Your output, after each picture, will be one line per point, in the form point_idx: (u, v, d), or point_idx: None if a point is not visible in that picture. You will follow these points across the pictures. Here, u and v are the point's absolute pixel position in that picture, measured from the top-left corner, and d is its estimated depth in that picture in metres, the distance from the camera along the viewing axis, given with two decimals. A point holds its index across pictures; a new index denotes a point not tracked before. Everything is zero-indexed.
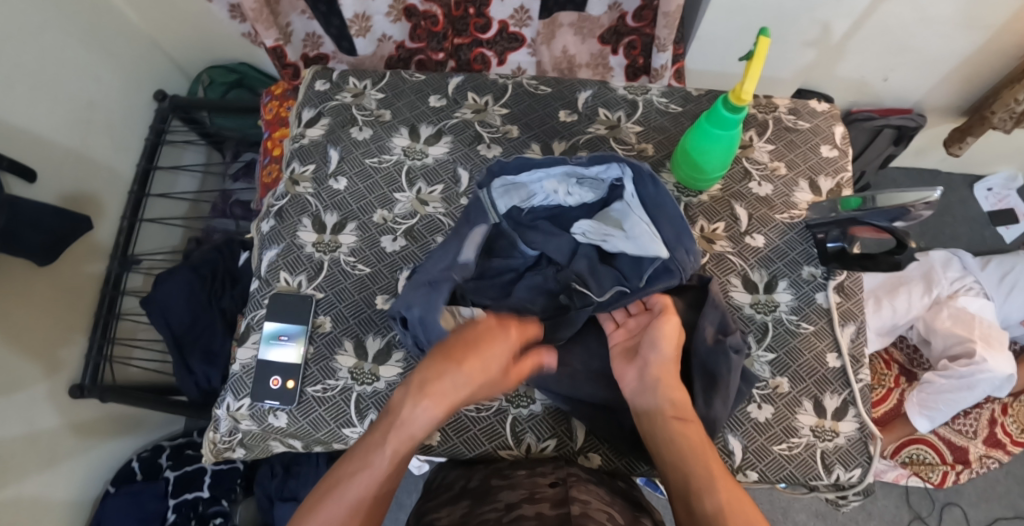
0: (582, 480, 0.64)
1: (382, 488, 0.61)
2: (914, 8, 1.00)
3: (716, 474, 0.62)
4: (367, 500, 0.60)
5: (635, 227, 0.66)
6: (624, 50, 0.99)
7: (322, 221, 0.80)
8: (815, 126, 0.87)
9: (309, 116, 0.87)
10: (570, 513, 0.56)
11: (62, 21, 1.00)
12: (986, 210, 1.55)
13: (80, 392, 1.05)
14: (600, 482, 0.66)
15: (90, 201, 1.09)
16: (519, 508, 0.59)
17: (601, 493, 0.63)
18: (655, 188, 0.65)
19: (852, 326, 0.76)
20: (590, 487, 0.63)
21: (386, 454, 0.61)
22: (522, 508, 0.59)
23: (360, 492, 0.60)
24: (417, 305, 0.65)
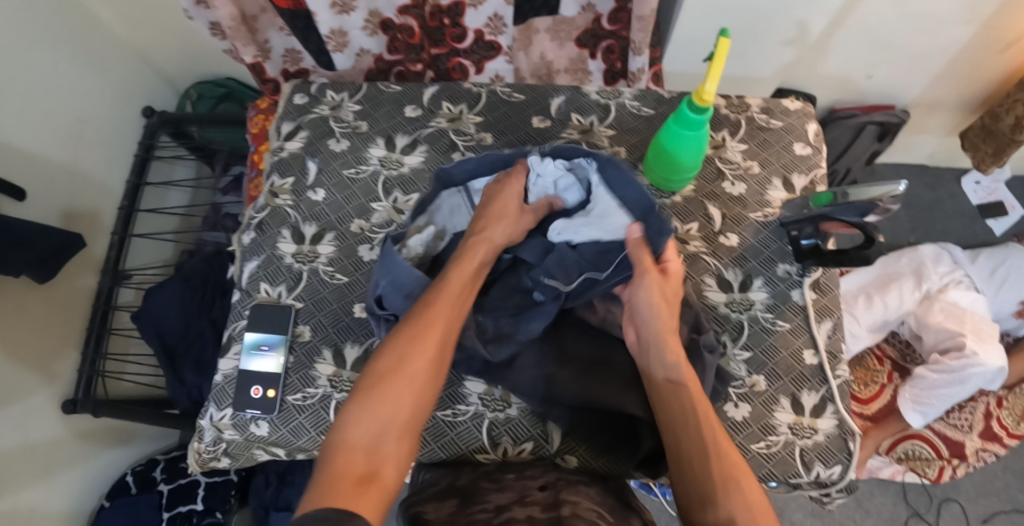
0: (570, 483, 0.64)
1: (459, 320, 0.61)
2: (889, 4, 1.00)
3: (726, 454, 0.58)
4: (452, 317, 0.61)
5: (603, 209, 0.69)
6: (601, 54, 1.00)
7: (301, 232, 0.81)
8: (788, 124, 0.87)
9: (287, 129, 0.88)
10: (560, 514, 0.54)
11: (50, 41, 1.02)
12: (975, 204, 1.55)
13: (73, 408, 1.05)
14: (590, 483, 0.66)
15: (81, 218, 1.11)
16: (508, 511, 0.58)
17: (592, 493, 0.63)
18: (621, 176, 0.69)
19: (829, 322, 0.76)
20: (580, 488, 0.63)
21: (457, 278, 0.63)
22: (512, 511, 0.58)
23: (444, 321, 0.60)
24: (383, 277, 0.66)
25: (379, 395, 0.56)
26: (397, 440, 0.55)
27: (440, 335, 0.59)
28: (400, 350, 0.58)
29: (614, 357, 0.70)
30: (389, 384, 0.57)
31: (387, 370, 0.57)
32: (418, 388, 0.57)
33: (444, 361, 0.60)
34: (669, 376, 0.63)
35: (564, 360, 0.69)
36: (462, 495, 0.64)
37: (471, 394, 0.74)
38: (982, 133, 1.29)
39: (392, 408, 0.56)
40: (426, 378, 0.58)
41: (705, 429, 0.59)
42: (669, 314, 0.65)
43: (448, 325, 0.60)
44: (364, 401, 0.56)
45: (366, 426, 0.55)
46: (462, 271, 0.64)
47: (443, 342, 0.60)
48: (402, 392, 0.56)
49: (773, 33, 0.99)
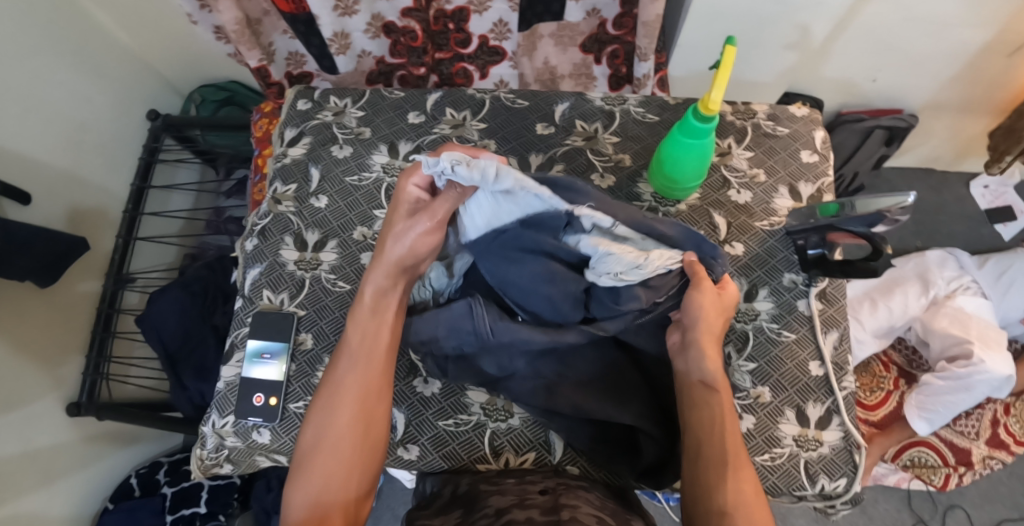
0: (571, 488, 0.64)
1: (370, 374, 0.63)
2: (898, 9, 0.99)
3: (738, 459, 0.60)
4: (363, 373, 0.63)
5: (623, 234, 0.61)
6: (607, 59, 0.99)
7: (304, 239, 0.81)
8: (795, 131, 0.86)
9: (291, 135, 0.88)
10: (561, 517, 0.54)
11: (52, 46, 1.02)
12: (983, 208, 1.54)
13: (78, 410, 1.07)
14: (591, 488, 0.66)
15: (84, 221, 1.12)
16: (509, 513, 0.57)
17: (592, 498, 0.62)
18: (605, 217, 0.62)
19: (835, 333, 0.75)
20: (580, 493, 0.63)
21: (360, 334, 0.65)
22: (512, 513, 0.57)
23: (351, 378, 0.63)
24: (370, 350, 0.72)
25: (304, 469, 0.60)
26: (333, 501, 0.59)
27: (346, 393, 0.62)
28: (313, 420, 0.62)
29: (618, 366, 0.69)
30: (310, 452, 0.60)
31: (306, 441, 0.61)
32: (339, 448, 0.60)
33: (362, 413, 0.62)
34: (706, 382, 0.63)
35: (568, 370, 0.69)
36: (465, 503, 0.63)
37: (473, 404, 0.74)
38: (1003, 132, 1.30)
39: (319, 475, 0.59)
40: (343, 436, 0.61)
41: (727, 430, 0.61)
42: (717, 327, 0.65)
43: (355, 381, 0.63)
44: (299, 478, 0.60)
45: (298, 499, 0.59)
46: (362, 318, 0.65)
47: (358, 400, 0.62)
48: (325, 458, 0.60)
49: (779, 38, 0.98)
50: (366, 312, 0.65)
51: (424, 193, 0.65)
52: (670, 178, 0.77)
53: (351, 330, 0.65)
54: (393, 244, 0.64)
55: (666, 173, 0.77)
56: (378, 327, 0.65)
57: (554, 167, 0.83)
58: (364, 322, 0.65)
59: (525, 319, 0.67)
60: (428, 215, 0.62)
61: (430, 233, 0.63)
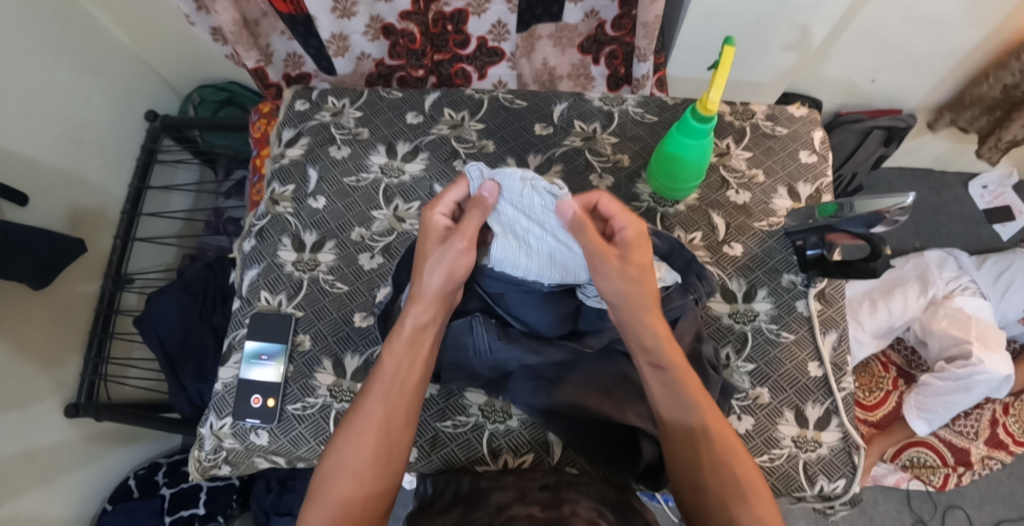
0: (572, 484, 0.63)
1: (399, 401, 0.60)
2: (895, 8, 1.00)
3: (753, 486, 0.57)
4: (393, 400, 0.60)
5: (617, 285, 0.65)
6: (605, 60, 0.99)
7: (302, 240, 0.81)
8: (793, 132, 0.86)
9: (288, 136, 0.88)
10: (561, 514, 0.54)
11: (52, 48, 1.02)
12: (981, 208, 1.54)
13: (76, 411, 1.07)
14: (591, 484, 0.65)
15: (83, 224, 1.11)
16: (509, 509, 0.57)
17: (591, 494, 0.62)
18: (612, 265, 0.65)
19: (835, 334, 0.75)
20: (580, 489, 0.63)
21: (395, 358, 0.61)
22: (513, 509, 0.57)
23: (379, 402, 0.60)
24: None
25: (323, 493, 0.57)
26: None
27: (375, 422, 0.59)
28: (338, 445, 0.59)
29: (616, 364, 0.69)
30: (330, 479, 0.57)
31: (329, 466, 0.58)
32: (362, 476, 0.57)
33: (390, 445, 0.59)
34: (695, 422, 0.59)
35: (568, 373, 0.69)
36: (466, 502, 0.63)
37: (471, 405, 0.73)
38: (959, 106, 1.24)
39: (337, 503, 0.56)
40: (368, 465, 0.58)
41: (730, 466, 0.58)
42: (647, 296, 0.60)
43: (386, 410, 0.60)
44: (314, 502, 0.57)
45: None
46: (399, 347, 0.62)
47: (384, 428, 0.59)
48: (348, 486, 0.57)
49: (777, 38, 0.98)
50: (403, 342, 0.61)
51: (449, 221, 0.64)
52: (670, 182, 0.77)
53: (386, 358, 0.62)
54: (426, 277, 0.61)
55: (666, 179, 0.77)
56: (413, 360, 0.62)
57: (552, 167, 0.83)
58: (401, 352, 0.61)
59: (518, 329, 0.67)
60: (460, 236, 0.60)
61: (464, 257, 0.61)
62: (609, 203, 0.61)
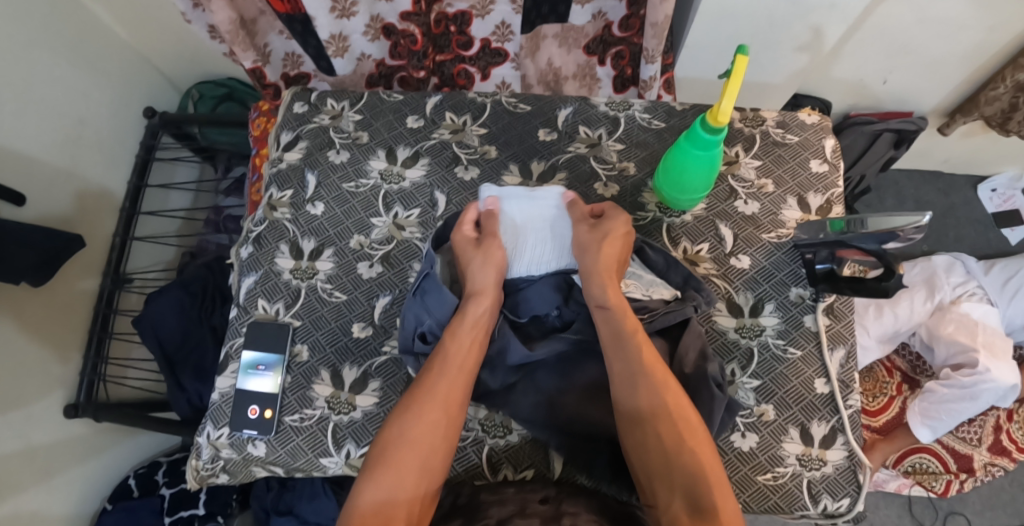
0: (570, 496, 0.62)
1: (464, 383, 0.61)
2: (910, 9, 0.97)
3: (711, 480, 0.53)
4: (458, 380, 0.60)
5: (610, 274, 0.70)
6: (611, 60, 0.97)
7: (300, 247, 0.79)
8: (805, 140, 0.83)
9: (286, 139, 0.86)
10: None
11: (49, 43, 1.00)
12: (990, 212, 1.51)
13: (75, 412, 1.06)
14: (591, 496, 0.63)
15: (81, 223, 1.09)
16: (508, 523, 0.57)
17: (592, 504, 0.61)
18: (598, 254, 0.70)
19: (842, 350, 0.74)
20: (581, 500, 0.61)
21: (463, 340, 0.62)
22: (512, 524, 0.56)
23: (444, 383, 0.60)
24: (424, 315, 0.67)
25: (384, 466, 0.56)
26: (401, 511, 0.54)
27: (439, 400, 0.59)
28: (403, 418, 0.58)
29: None
30: (390, 451, 0.57)
31: (390, 438, 0.57)
32: (421, 452, 0.57)
33: (451, 425, 0.59)
34: (647, 406, 0.57)
35: (568, 386, 0.67)
36: (465, 514, 0.61)
37: (471, 419, 0.72)
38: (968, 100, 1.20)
39: (397, 478, 0.55)
40: (428, 441, 0.57)
41: (685, 455, 0.55)
42: (605, 254, 0.65)
43: (449, 389, 0.60)
44: (374, 473, 0.56)
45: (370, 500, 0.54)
46: (464, 332, 0.62)
47: (452, 406, 0.59)
48: (408, 460, 0.56)
49: (788, 40, 0.95)
50: (472, 327, 0.62)
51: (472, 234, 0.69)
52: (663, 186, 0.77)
53: (450, 340, 0.62)
54: (474, 270, 0.65)
55: (661, 182, 0.77)
56: (476, 346, 0.62)
57: (556, 175, 0.81)
58: (467, 336, 0.62)
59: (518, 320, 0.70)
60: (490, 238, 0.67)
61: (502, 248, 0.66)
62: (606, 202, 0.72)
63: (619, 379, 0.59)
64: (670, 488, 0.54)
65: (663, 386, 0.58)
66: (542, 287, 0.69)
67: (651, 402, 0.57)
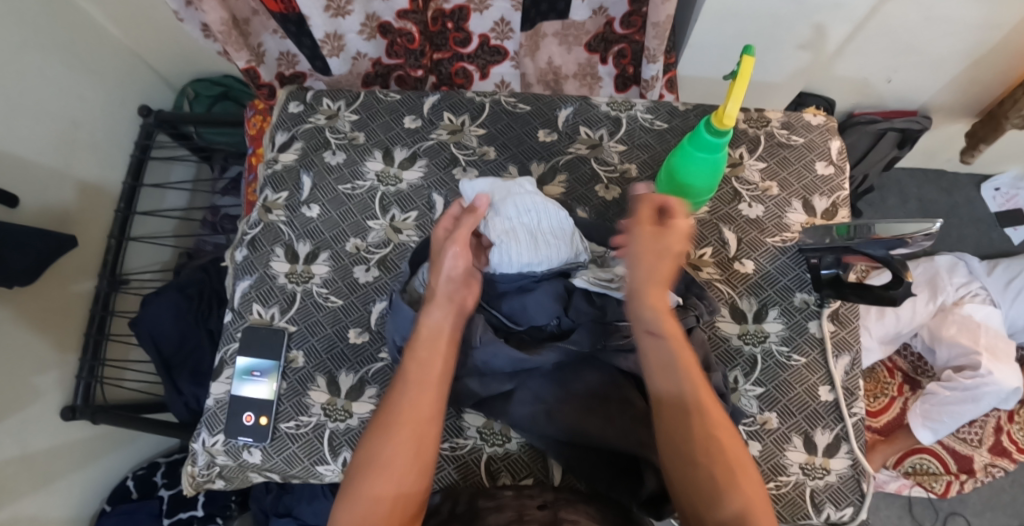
0: (569, 504, 0.59)
1: (431, 397, 0.57)
2: (918, 8, 0.95)
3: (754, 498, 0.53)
4: (423, 394, 0.57)
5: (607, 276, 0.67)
6: (613, 59, 0.95)
7: (295, 251, 0.78)
8: (809, 142, 0.82)
9: (281, 139, 0.84)
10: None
11: (40, 42, 0.97)
12: (993, 211, 1.50)
13: (72, 414, 1.05)
14: (590, 501, 0.61)
15: (75, 224, 1.08)
16: None
17: (591, 512, 0.58)
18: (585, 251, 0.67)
19: (847, 357, 0.72)
20: (579, 508, 0.58)
21: (424, 353, 0.59)
22: None
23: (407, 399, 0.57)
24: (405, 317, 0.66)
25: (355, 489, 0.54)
26: None
27: (404, 419, 0.56)
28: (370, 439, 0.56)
29: (621, 390, 0.66)
30: (359, 478, 0.54)
31: (359, 465, 0.55)
32: (393, 474, 0.54)
33: (422, 443, 0.56)
34: (699, 426, 0.55)
35: (569, 395, 0.66)
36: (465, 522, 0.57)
37: (469, 427, 0.71)
38: (986, 120, 1.23)
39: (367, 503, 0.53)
40: (400, 462, 0.54)
41: (731, 474, 0.54)
42: (661, 272, 0.59)
43: (413, 405, 0.57)
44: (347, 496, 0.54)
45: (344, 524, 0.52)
46: (422, 345, 0.59)
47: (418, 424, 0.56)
48: (382, 486, 0.54)
49: (792, 38, 0.93)
50: (429, 338, 0.59)
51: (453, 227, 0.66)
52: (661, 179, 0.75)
53: (410, 357, 0.59)
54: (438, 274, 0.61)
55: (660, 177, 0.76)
56: (437, 356, 0.59)
57: (556, 177, 0.80)
58: (428, 348, 0.59)
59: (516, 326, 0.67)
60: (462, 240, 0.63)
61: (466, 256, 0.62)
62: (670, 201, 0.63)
63: (669, 397, 0.56)
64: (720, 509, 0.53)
65: (706, 404, 0.56)
66: (542, 294, 0.65)
67: (699, 419, 0.55)
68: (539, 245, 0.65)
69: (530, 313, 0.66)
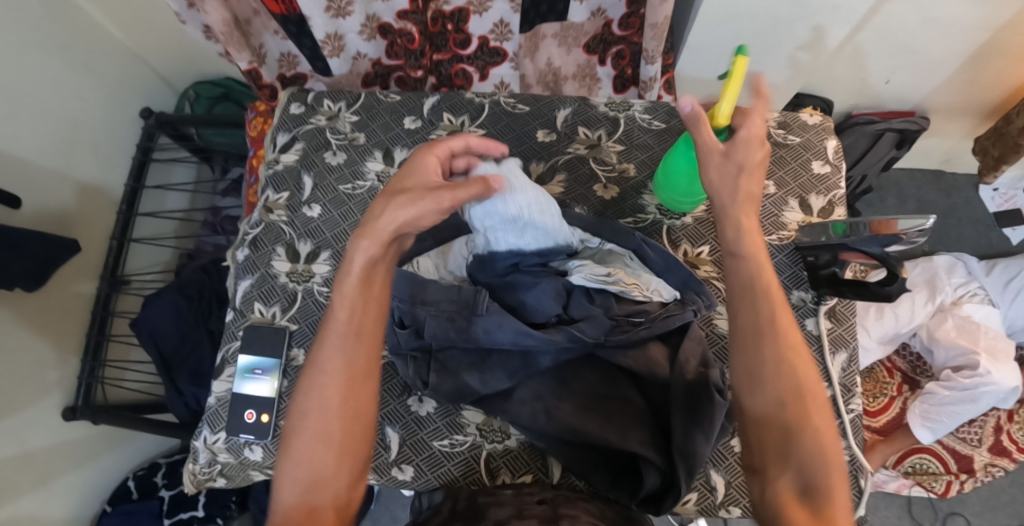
0: (570, 499, 0.59)
1: (363, 342, 0.52)
2: (914, 8, 0.96)
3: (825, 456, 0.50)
4: (352, 342, 0.52)
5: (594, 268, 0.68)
6: (612, 60, 0.96)
7: (296, 250, 0.79)
8: (806, 141, 0.83)
9: (283, 140, 0.85)
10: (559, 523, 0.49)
11: (42, 43, 0.99)
12: (992, 211, 1.50)
13: (72, 414, 1.05)
14: (591, 498, 0.61)
15: (76, 224, 1.09)
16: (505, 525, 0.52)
17: (591, 507, 0.58)
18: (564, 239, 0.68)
19: (844, 354, 0.73)
20: (579, 503, 0.58)
21: (349, 299, 0.53)
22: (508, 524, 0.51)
23: (336, 350, 0.51)
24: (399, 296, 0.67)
25: (294, 453, 0.49)
26: (325, 496, 0.48)
27: (336, 372, 0.51)
28: (302, 398, 0.50)
29: (620, 387, 0.67)
30: (294, 442, 0.49)
31: (293, 429, 0.50)
32: (332, 435, 0.49)
33: (358, 393, 0.51)
34: (770, 382, 0.53)
35: (567, 393, 0.66)
36: (465, 517, 0.57)
37: (469, 424, 0.72)
38: (993, 136, 1.27)
39: (310, 466, 0.48)
40: (337, 420, 0.50)
41: (804, 431, 0.51)
42: (746, 201, 0.60)
43: (346, 357, 0.51)
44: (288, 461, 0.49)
45: (289, 492, 0.48)
46: (351, 290, 0.53)
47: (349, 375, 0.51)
48: (322, 446, 0.49)
49: (789, 40, 0.94)
50: (355, 281, 0.53)
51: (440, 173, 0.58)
52: (660, 174, 0.76)
53: (336, 303, 0.53)
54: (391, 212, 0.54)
55: (658, 171, 0.77)
56: (366, 300, 0.54)
57: (554, 177, 0.81)
58: (352, 293, 0.53)
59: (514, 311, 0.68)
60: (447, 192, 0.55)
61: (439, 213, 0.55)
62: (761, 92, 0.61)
63: (739, 336, 0.55)
64: (785, 464, 0.50)
65: (788, 353, 0.54)
66: (541, 290, 0.66)
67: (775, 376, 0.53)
68: (524, 228, 0.64)
69: (529, 305, 0.67)
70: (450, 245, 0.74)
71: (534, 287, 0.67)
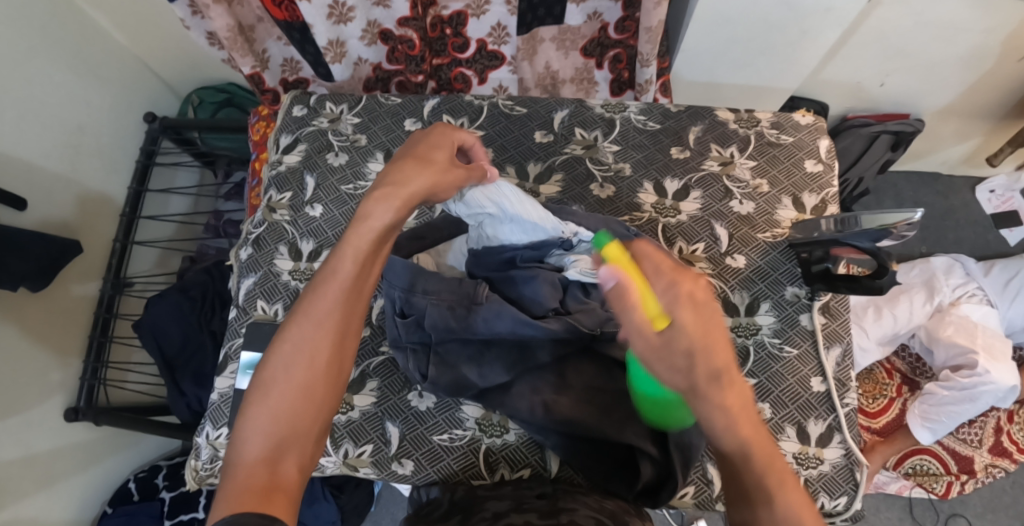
0: (568, 491, 0.60)
1: (356, 303, 0.51)
2: (904, 11, 0.98)
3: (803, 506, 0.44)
4: (341, 307, 0.50)
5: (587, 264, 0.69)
6: (609, 64, 0.98)
7: (299, 249, 0.80)
8: (799, 141, 0.84)
9: (286, 142, 0.87)
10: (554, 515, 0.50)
11: (48, 50, 1.01)
12: (989, 213, 1.51)
13: (75, 415, 1.07)
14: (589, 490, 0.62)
15: (81, 227, 1.11)
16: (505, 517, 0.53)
17: (589, 500, 0.59)
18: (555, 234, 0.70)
19: (838, 349, 0.74)
20: (577, 496, 0.59)
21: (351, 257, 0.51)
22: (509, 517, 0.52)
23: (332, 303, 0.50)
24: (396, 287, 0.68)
25: (268, 407, 0.46)
26: (292, 450, 0.46)
27: (331, 327, 0.49)
28: (283, 349, 0.48)
29: (616, 381, 0.68)
30: (272, 391, 0.47)
31: (272, 378, 0.47)
32: (314, 390, 0.47)
33: (342, 353, 0.49)
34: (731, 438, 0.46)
35: (564, 387, 0.67)
36: (463, 509, 0.58)
37: (468, 419, 0.73)
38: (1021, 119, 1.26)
39: (284, 418, 0.46)
40: (321, 377, 0.48)
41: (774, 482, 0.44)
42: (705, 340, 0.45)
43: (345, 314, 0.50)
44: (258, 414, 0.46)
45: (255, 447, 0.45)
46: (364, 245, 0.52)
47: (338, 335, 0.49)
48: (293, 403, 0.46)
49: (782, 44, 0.96)
50: (373, 238, 0.52)
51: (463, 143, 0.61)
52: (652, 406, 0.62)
53: (345, 254, 0.51)
54: (417, 176, 0.55)
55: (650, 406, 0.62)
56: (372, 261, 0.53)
57: (552, 177, 0.82)
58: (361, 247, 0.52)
59: (517, 304, 0.68)
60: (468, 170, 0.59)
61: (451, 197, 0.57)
62: (648, 251, 0.49)
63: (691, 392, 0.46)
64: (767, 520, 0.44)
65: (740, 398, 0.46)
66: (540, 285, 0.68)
67: (735, 440, 0.45)
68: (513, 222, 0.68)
69: (528, 300, 0.68)
70: (450, 241, 0.77)
71: (531, 280, 0.68)
